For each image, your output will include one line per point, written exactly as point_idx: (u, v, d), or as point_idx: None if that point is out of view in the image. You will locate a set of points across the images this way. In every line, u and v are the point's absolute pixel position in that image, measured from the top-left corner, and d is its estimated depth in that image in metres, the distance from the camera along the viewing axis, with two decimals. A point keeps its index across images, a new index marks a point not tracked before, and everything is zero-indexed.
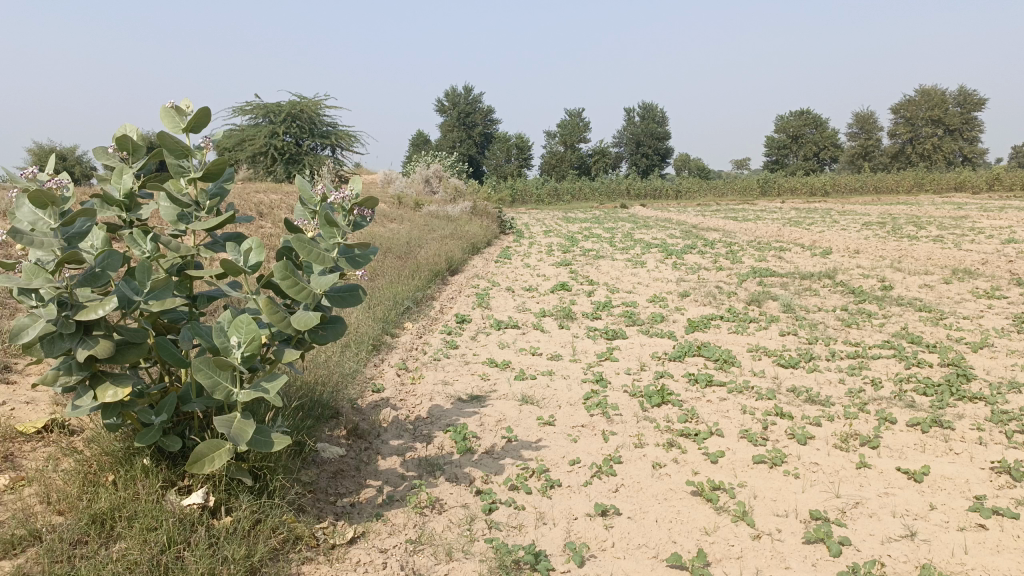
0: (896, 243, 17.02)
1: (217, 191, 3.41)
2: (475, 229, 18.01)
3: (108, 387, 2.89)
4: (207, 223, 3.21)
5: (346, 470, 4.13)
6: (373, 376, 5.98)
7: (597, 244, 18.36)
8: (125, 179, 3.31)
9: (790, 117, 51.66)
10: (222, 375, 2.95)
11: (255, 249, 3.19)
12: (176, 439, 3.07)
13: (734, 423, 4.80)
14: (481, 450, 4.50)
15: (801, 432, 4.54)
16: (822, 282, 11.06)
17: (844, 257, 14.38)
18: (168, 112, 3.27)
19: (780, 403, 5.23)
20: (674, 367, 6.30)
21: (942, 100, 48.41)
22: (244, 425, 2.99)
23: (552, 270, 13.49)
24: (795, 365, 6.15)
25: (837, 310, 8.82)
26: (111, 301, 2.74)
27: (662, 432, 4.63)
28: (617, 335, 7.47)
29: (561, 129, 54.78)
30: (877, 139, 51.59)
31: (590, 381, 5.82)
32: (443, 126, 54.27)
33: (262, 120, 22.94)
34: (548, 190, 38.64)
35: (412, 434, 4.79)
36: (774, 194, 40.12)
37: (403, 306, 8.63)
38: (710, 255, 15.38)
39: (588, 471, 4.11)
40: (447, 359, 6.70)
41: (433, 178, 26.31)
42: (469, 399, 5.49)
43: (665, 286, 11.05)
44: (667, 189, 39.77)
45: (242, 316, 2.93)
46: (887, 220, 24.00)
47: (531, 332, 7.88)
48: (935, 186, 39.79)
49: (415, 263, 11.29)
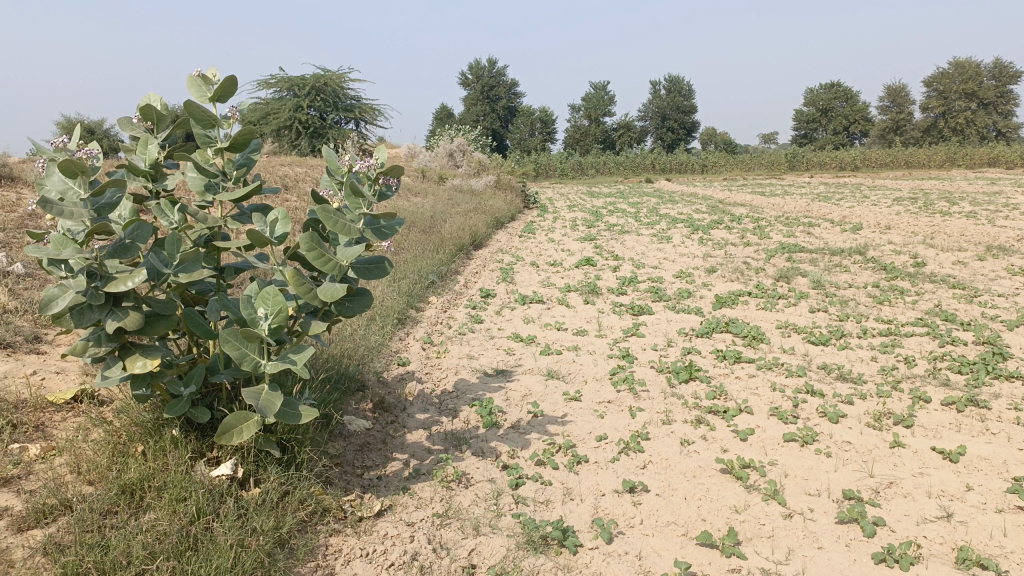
0: (928, 219, 16.70)
1: (243, 161, 3.39)
2: (499, 203, 17.93)
3: (137, 358, 2.89)
4: (234, 194, 3.20)
5: (372, 443, 4.13)
6: (398, 350, 5.97)
7: (622, 219, 18.20)
8: (151, 149, 3.29)
9: (819, 90, 50.67)
10: (250, 347, 2.93)
11: (281, 220, 3.17)
12: (204, 410, 3.07)
13: (763, 400, 4.74)
14: (507, 425, 4.47)
15: (833, 411, 4.45)
16: (853, 258, 10.88)
17: (875, 233, 14.11)
18: (195, 81, 3.24)
19: (811, 380, 5.15)
20: (702, 343, 6.23)
21: (977, 73, 47.24)
22: (272, 397, 2.98)
23: (577, 245, 13.39)
24: (826, 342, 6.05)
25: (868, 286, 8.67)
26: (140, 273, 2.73)
27: (690, 409, 4.57)
28: (643, 311, 7.40)
29: (586, 102, 54.24)
30: (909, 113, 50.48)
31: (617, 356, 5.77)
32: (467, 100, 53.99)
33: (287, 93, 22.94)
34: (573, 164, 38.36)
35: (438, 408, 4.78)
36: (802, 169, 39.47)
37: (428, 280, 8.60)
38: (737, 230, 15.18)
39: (615, 447, 4.07)
40: (472, 334, 6.68)
41: (457, 152, 26.20)
42: (494, 373, 5.46)
43: (692, 262, 10.93)
44: (693, 164, 39.33)
45: (269, 287, 2.91)
46: (919, 196, 23.54)
47: (557, 307, 7.83)
48: (967, 161, 38.99)
49: (439, 237, 11.26)
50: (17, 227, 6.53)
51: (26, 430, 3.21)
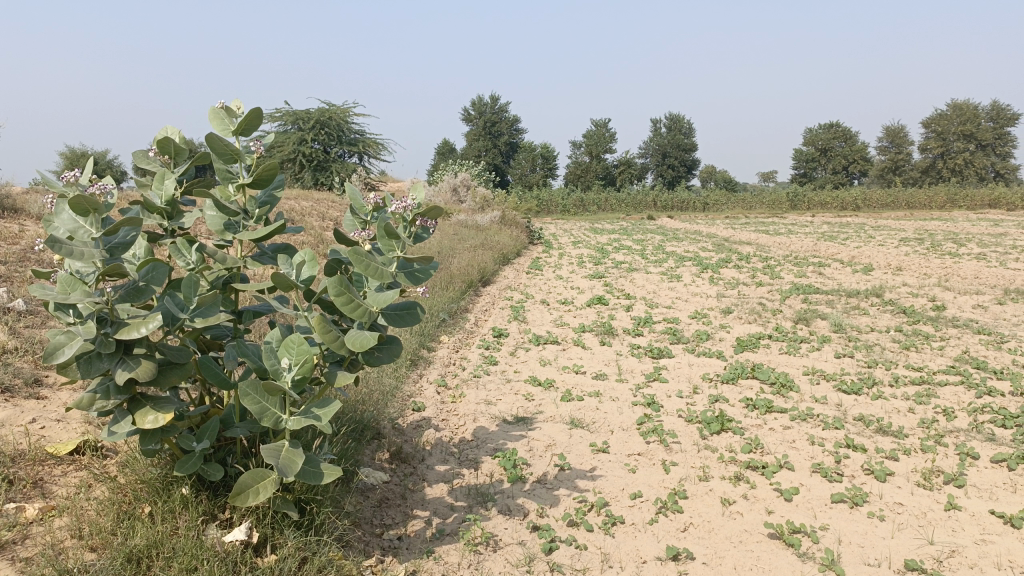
0: (938, 260, 16.54)
1: (265, 199, 3.18)
2: (505, 239, 17.78)
3: (148, 411, 2.65)
4: (254, 233, 2.98)
5: (391, 499, 3.86)
6: (412, 393, 5.71)
7: (629, 256, 18.03)
8: (167, 184, 3.11)
9: (819, 130, 50.96)
10: (271, 401, 2.67)
11: (308, 262, 2.92)
12: (218, 468, 2.83)
13: (803, 455, 4.49)
14: (533, 479, 4.20)
15: (879, 468, 4.21)
16: (869, 300, 10.67)
17: (887, 274, 13.93)
18: (218, 112, 3.05)
19: (850, 433, 4.90)
20: (729, 390, 5.97)
21: (975, 116, 47.65)
22: (293, 455, 2.71)
23: (586, 282, 13.19)
24: (858, 392, 5.81)
25: (890, 331, 8.44)
26: (154, 319, 2.50)
27: (727, 465, 4.32)
28: (663, 354, 7.15)
29: (587, 139, 54.55)
30: (908, 154, 50.73)
31: (642, 404, 5.51)
32: (469, 136, 54.29)
33: (291, 126, 22.95)
34: (575, 200, 38.34)
35: (459, 459, 4.52)
36: (804, 207, 39.43)
37: (438, 318, 8.36)
38: (747, 269, 14.98)
39: (652, 506, 3.81)
40: (488, 376, 6.42)
41: (461, 187, 26.13)
42: (515, 421, 5.19)
43: (706, 302, 10.70)
44: (694, 201, 39.35)
45: (295, 335, 2.66)
46: (925, 236, 23.43)
47: (572, 348, 7.58)
48: (969, 202, 39.02)
49: (448, 273, 11.05)
50: (19, 260, 6.31)
51: (22, 487, 2.96)
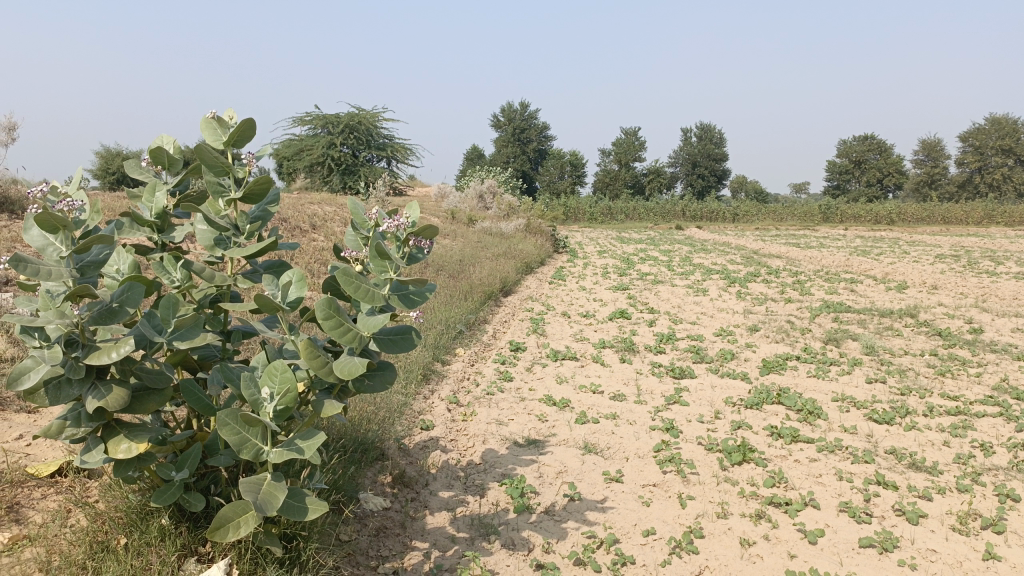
0: (975, 279, 16.01)
1: (258, 214, 3.01)
2: (529, 247, 17.58)
3: (122, 440, 2.52)
4: (245, 250, 2.83)
5: (389, 527, 3.66)
6: (422, 411, 5.52)
7: (655, 267, 17.72)
8: (158, 197, 2.98)
9: (853, 142, 50.11)
10: (251, 431, 2.50)
11: (296, 283, 2.71)
12: (198, 499, 2.68)
13: (830, 492, 4.22)
14: (541, 509, 3.98)
15: (912, 509, 3.93)
16: (903, 320, 10.28)
17: (921, 293, 13.49)
18: (209, 122, 2.88)
19: (880, 468, 4.61)
20: (752, 416, 5.69)
21: (1015, 130, 46.47)
22: (274, 489, 2.53)
23: (609, 294, 12.94)
24: (890, 422, 5.51)
25: (924, 354, 8.09)
26: (126, 343, 2.35)
27: (748, 501, 4.06)
28: (685, 374, 6.90)
29: (617, 147, 54.22)
30: (945, 167, 49.65)
31: (660, 429, 5.27)
32: (499, 142, 54.23)
33: (321, 130, 23.03)
34: (602, 208, 38.01)
35: (464, 484, 4.31)
36: (836, 220, 38.68)
37: (455, 330, 8.16)
38: (776, 284, 14.60)
39: (665, 545, 3.58)
40: (502, 394, 6.20)
41: (488, 194, 25.98)
42: (526, 444, 4.98)
43: (732, 318, 10.41)
44: (724, 212, 38.79)
45: (278, 361, 2.48)
46: (961, 253, 22.78)
47: (591, 365, 7.35)
48: (1007, 218, 38.05)
49: (468, 283, 10.87)
50: None
51: None
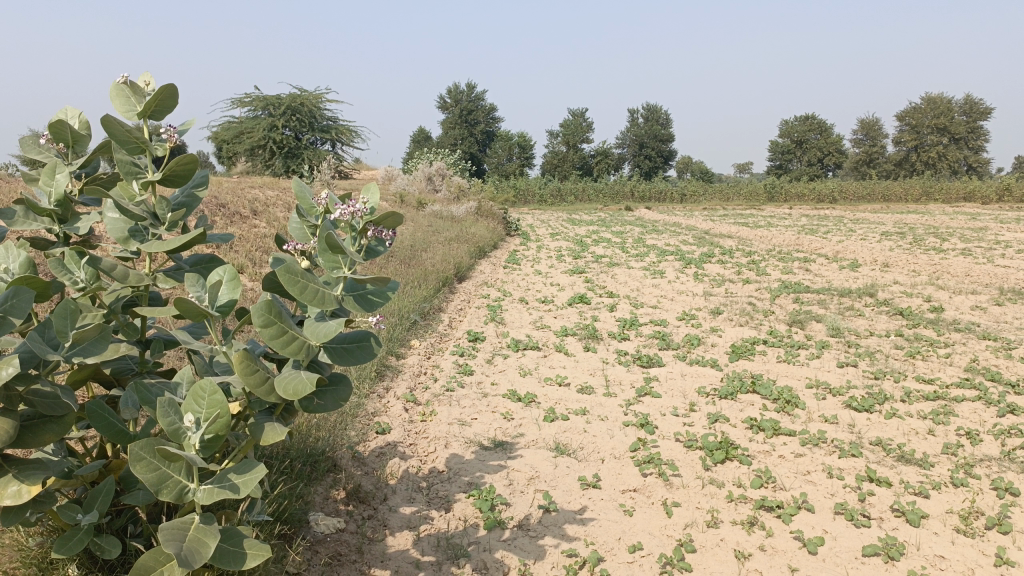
0: (925, 256, 16.13)
1: (183, 200, 2.50)
2: (481, 231, 17.11)
3: (10, 482, 2.02)
4: (167, 244, 2.33)
5: (344, 554, 3.20)
6: (377, 412, 5.07)
7: (609, 250, 17.44)
8: (59, 180, 2.47)
9: (795, 122, 50.62)
10: (173, 468, 2.05)
11: (228, 282, 2.21)
12: (113, 544, 2.23)
13: (823, 493, 3.94)
14: (514, 524, 3.59)
15: (912, 509, 3.68)
16: (863, 300, 10.17)
17: (875, 271, 13.49)
18: (120, 89, 2.34)
19: (869, 463, 4.35)
20: (729, 407, 5.39)
21: (950, 109, 47.56)
22: (203, 535, 2.08)
23: (566, 278, 12.58)
24: (871, 411, 5.27)
25: (890, 336, 7.93)
26: (9, 364, 1.84)
27: (739, 507, 3.74)
28: (653, 363, 6.58)
29: (564, 128, 53.85)
30: (882, 146, 50.64)
31: (634, 426, 4.92)
32: (446, 125, 53.34)
33: (262, 112, 22.13)
34: (552, 190, 37.61)
35: (427, 497, 3.88)
36: (781, 200, 39.01)
37: (408, 320, 7.70)
38: (732, 265, 14.46)
39: (654, 563, 3.23)
40: (463, 390, 5.76)
41: (437, 176, 25.36)
42: (493, 447, 4.57)
43: (693, 301, 10.15)
44: (672, 192, 38.80)
45: (205, 381, 2.01)
46: (905, 230, 23.10)
47: (555, 356, 6.97)
48: (944, 195, 38.88)
49: (422, 270, 10.39)
50: None
51: None
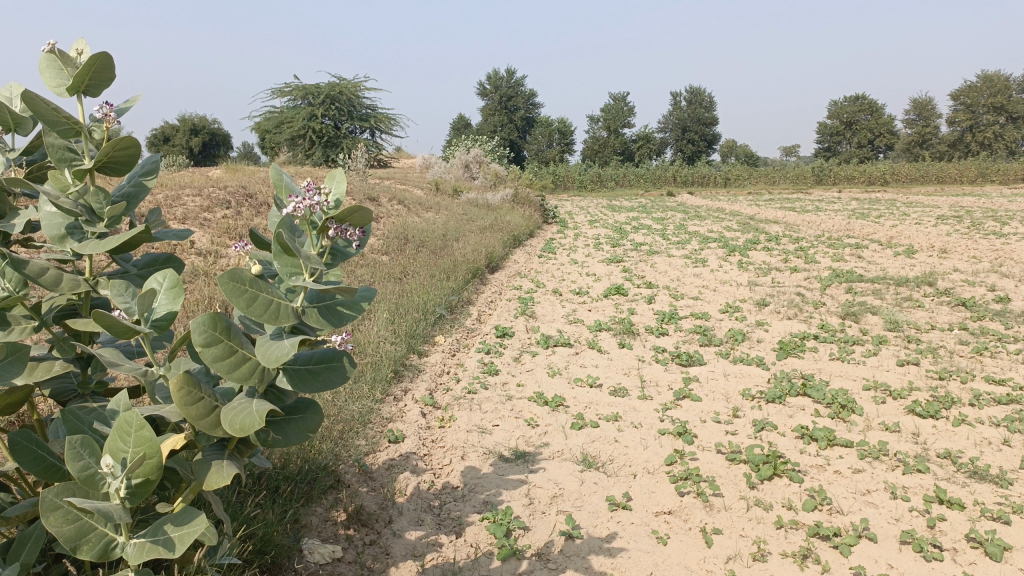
0: (985, 241, 15.25)
1: (128, 190, 2.14)
2: (517, 219, 16.68)
3: None
4: (104, 243, 1.95)
5: None
6: (391, 418, 4.71)
7: (649, 237, 16.89)
8: None
9: (844, 103, 48.92)
10: (94, 519, 1.68)
11: (166, 291, 1.85)
12: None
13: (886, 518, 3.46)
14: (531, 553, 3.19)
15: (992, 540, 3.18)
16: (921, 290, 9.50)
17: (932, 258, 12.70)
18: (49, 60, 1.95)
19: (938, 480, 3.85)
20: (776, 413, 4.91)
21: (1007, 87, 45.54)
22: None
23: (604, 268, 12.09)
24: (936, 418, 4.74)
25: (953, 329, 7.31)
26: None
27: (789, 536, 3.29)
28: (693, 361, 6.11)
29: (606, 114, 52.94)
30: (935, 126, 48.67)
31: (672, 434, 4.47)
32: (487, 112, 52.80)
33: (301, 101, 22.00)
34: (592, 176, 36.95)
35: (437, 519, 3.50)
36: (828, 183, 37.67)
37: (434, 314, 7.34)
38: (778, 251, 13.81)
39: None
40: (486, 393, 5.37)
41: (473, 163, 24.97)
42: (513, 459, 4.17)
43: (737, 292, 9.59)
44: (716, 177, 37.84)
45: (124, 412, 1.64)
46: (962, 214, 22.00)
47: (587, 353, 6.54)
48: (1001, 176, 37.17)
49: (452, 260, 10.01)
50: None
51: None
